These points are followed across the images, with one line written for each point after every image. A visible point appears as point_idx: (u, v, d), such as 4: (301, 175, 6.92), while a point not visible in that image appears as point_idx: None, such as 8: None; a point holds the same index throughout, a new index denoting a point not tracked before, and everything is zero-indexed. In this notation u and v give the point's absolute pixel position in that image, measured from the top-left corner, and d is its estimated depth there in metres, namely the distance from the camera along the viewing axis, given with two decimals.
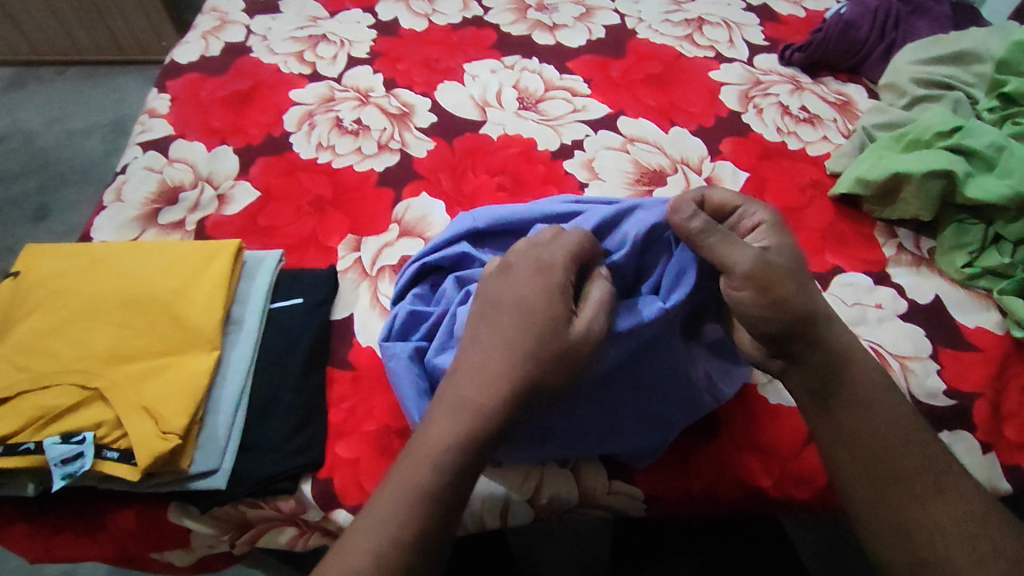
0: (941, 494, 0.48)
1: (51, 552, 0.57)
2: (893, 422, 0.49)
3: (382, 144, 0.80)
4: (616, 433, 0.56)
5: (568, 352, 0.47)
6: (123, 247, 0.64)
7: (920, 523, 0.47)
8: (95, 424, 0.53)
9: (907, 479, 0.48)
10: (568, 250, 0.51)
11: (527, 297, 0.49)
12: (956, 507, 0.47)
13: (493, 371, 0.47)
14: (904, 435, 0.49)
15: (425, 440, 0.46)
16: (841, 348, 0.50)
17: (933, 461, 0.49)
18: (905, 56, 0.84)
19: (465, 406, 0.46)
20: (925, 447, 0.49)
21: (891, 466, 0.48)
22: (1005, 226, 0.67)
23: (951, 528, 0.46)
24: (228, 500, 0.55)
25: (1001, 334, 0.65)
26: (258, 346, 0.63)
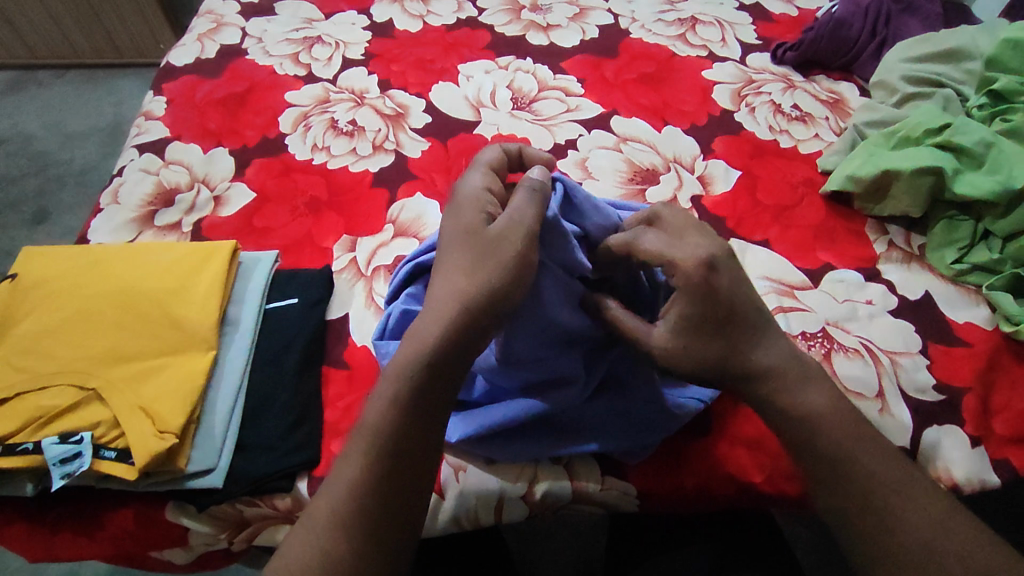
0: (890, 522, 0.47)
1: (52, 552, 0.57)
2: (841, 453, 0.49)
3: (377, 145, 0.81)
4: (607, 430, 0.57)
5: (499, 245, 0.50)
6: (121, 248, 0.65)
7: (891, 527, 0.46)
8: (93, 424, 0.54)
9: (849, 508, 0.48)
10: (485, 167, 0.57)
11: (458, 215, 0.54)
12: (907, 537, 0.46)
13: (442, 287, 0.51)
14: (850, 467, 0.48)
15: (392, 366, 0.50)
16: (783, 391, 0.50)
17: (884, 487, 0.48)
18: (895, 54, 0.85)
19: (417, 338, 0.49)
20: (879, 466, 0.48)
21: (832, 502, 0.48)
22: (993, 222, 0.68)
23: (895, 556, 0.46)
24: (224, 499, 0.56)
25: (990, 330, 0.65)
26: (254, 346, 0.63)
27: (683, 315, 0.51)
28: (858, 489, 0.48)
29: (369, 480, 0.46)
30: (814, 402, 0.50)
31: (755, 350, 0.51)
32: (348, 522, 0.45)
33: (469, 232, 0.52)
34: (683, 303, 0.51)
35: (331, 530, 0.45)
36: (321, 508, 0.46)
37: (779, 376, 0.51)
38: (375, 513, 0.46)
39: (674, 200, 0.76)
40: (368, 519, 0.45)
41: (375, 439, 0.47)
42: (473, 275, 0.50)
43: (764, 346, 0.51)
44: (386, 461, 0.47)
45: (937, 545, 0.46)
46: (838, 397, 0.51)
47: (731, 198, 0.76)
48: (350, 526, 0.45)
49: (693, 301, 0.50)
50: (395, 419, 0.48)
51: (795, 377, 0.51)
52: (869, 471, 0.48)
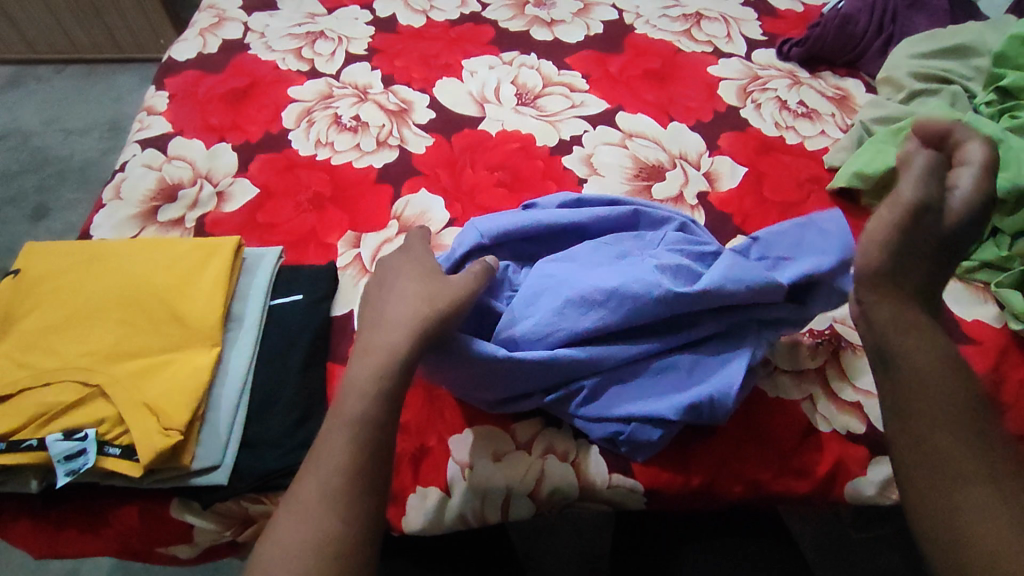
0: (994, 488, 0.43)
1: (54, 550, 0.57)
2: (965, 416, 0.46)
3: (381, 141, 0.80)
4: (642, 415, 0.56)
5: (394, 326, 0.52)
6: (124, 244, 0.64)
7: (967, 496, 0.43)
8: (97, 421, 0.54)
9: (959, 463, 0.44)
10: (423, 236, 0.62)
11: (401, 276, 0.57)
12: (999, 502, 0.42)
13: (394, 319, 0.53)
14: (960, 413, 0.46)
15: (352, 381, 0.51)
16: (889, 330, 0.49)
17: (1000, 463, 0.44)
18: (903, 50, 0.84)
19: (381, 348, 0.51)
20: (1001, 447, 0.45)
21: (944, 454, 0.45)
22: (1002, 219, 0.67)
23: (992, 514, 0.42)
24: (230, 495, 0.55)
25: (998, 328, 0.65)
26: (258, 342, 0.63)
27: (907, 195, 0.51)
28: (961, 443, 0.45)
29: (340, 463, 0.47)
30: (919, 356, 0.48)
31: (912, 307, 0.50)
32: (330, 503, 0.46)
33: (382, 324, 0.53)
34: (913, 183, 0.51)
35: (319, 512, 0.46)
36: (306, 494, 0.47)
37: (905, 318, 0.50)
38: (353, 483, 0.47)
39: (680, 196, 0.75)
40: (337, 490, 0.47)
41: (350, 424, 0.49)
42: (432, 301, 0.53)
43: (899, 309, 0.50)
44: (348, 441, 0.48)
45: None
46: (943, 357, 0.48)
47: (738, 195, 0.76)
48: (337, 498, 0.46)
49: (969, 210, 0.51)
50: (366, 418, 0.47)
51: (922, 335, 0.49)
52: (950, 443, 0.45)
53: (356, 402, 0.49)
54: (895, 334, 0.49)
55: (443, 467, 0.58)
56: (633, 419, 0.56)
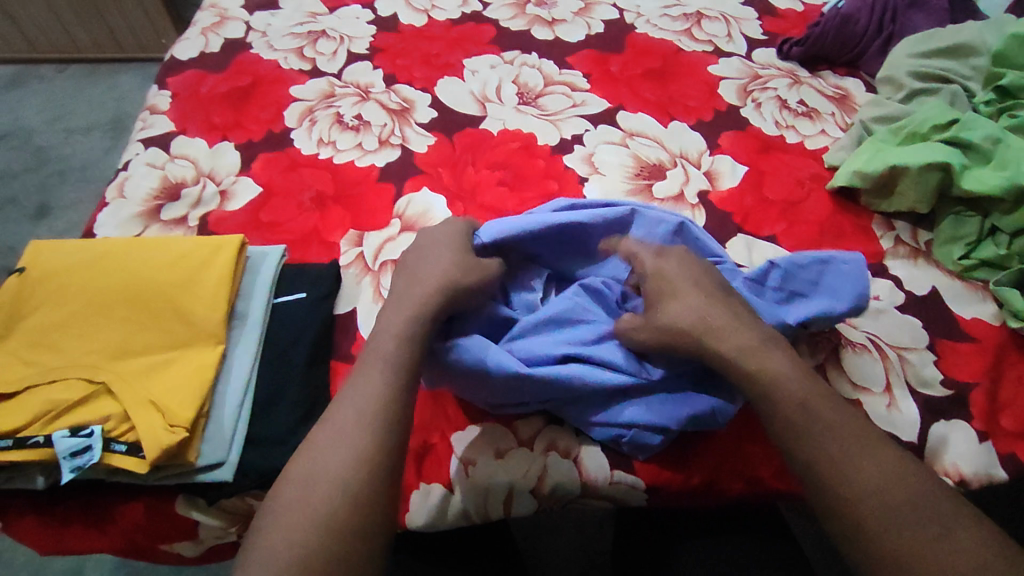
0: (848, 475, 0.47)
1: (60, 545, 0.57)
2: (801, 411, 0.50)
3: (383, 140, 0.80)
4: (645, 422, 0.56)
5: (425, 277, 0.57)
6: (129, 242, 0.65)
7: (846, 489, 0.47)
8: (102, 418, 0.54)
9: (814, 464, 0.48)
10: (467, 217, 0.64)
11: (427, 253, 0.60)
12: (856, 488, 0.46)
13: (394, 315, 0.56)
14: (822, 415, 0.50)
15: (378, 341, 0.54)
16: (733, 355, 0.53)
17: (835, 443, 0.48)
18: (902, 49, 0.85)
19: (386, 347, 0.53)
20: (840, 417, 0.50)
21: (801, 463, 0.49)
22: (1001, 218, 0.68)
23: (856, 503, 0.46)
24: (235, 492, 0.56)
25: (997, 326, 0.66)
26: (262, 340, 0.63)
27: (664, 271, 0.58)
28: (820, 443, 0.48)
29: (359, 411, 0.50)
30: (772, 367, 0.52)
31: (723, 320, 0.54)
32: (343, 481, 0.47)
33: (417, 280, 0.57)
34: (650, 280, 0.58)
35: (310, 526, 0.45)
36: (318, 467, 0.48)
37: (733, 338, 0.53)
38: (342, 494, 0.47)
39: (681, 195, 0.76)
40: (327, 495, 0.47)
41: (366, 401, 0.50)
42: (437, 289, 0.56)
43: (718, 335, 0.54)
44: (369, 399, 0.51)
45: (894, 494, 0.46)
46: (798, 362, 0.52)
47: (738, 194, 0.76)
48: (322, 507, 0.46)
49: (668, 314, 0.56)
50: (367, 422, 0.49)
51: (755, 343, 0.53)
52: (819, 446, 0.48)
53: (378, 368, 0.52)
54: (729, 363, 0.53)
55: (445, 464, 0.58)
56: (635, 425, 0.57)
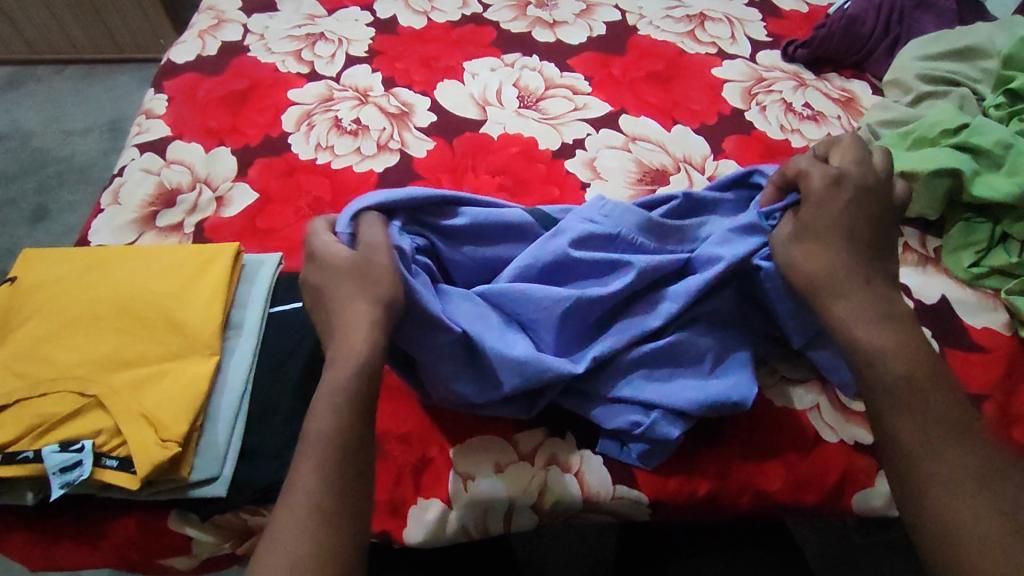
0: (945, 459, 0.45)
1: (51, 561, 0.56)
2: (902, 387, 0.48)
3: (382, 144, 0.79)
4: (666, 404, 0.55)
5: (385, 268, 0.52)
6: (123, 251, 0.64)
7: (935, 475, 0.45)
8: (93, 432, 0.53)
9: (913, 442, 0.46)
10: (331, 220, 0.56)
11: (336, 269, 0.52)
12: (952, 472, 0.45)
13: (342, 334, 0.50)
14: (921, 392, 0.48)
15: (339, 345, 0.50)
16: (847, 322, 0.52)
17: (936, 427, 0.46)
18: (911, 51, 0.83)
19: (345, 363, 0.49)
20: (936, 399, 0.47)
21: (897, 438, 0.47)
22: (1011, 225, 0.66)
23: (947, 486, 0.44)
24: (229, 507, 0.55)
25: (1008, 336, 0.64)
26: (257, 350, 0.62)
27: (802, 222, 0.56)
28: (914, 418, 0.47)
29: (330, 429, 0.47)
30: (875, 337, 0.50)
31: (851, 283, 0.53)
32: (315, 506, 0.44)
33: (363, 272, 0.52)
34: (807, 207, 0.56)
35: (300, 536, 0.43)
36: (303, 486, 0.45)
37: (853, 306, 0.52)
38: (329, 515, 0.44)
39: None
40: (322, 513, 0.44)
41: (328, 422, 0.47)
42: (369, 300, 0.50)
43: (840, 298, 0.53)
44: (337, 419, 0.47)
45: (987, 485, 0.44)
46: (906, 337, 0.50)
47: None
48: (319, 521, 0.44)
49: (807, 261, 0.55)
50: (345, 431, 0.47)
51: (874, 315, 0.51)
52: (915, 423, 0.47)
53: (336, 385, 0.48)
54: (838, 329, 0.52)
55: (444, 479, 0.57)
56: (657, 408, 0.55)
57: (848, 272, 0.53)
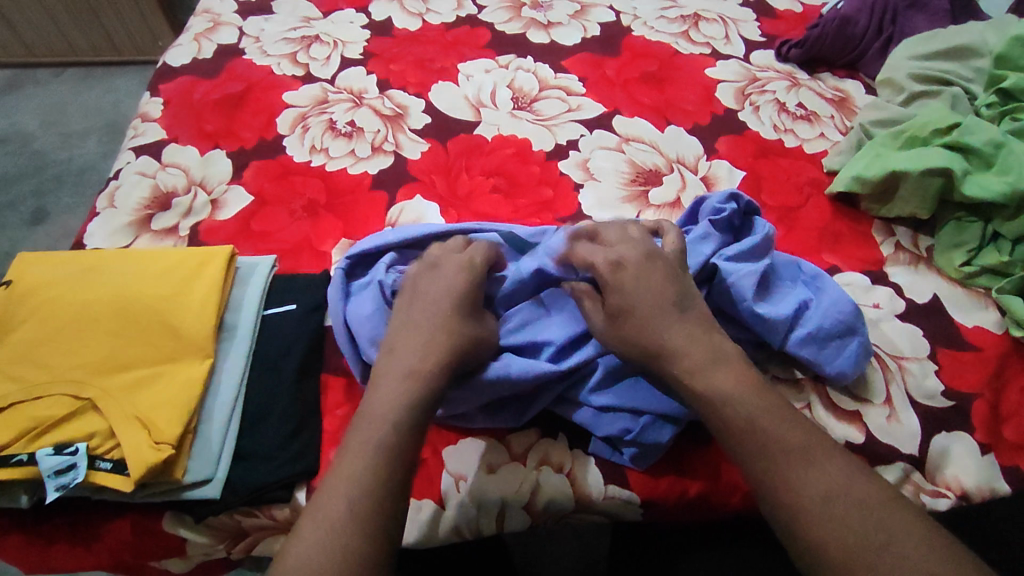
0: (801, 477, 0.46)
1: (47, 563, 0.56)
2: (750, 417, 0.49)
3: (376, 146, 0.79)
4: (656, 411, 0.56)
5: (471, 289, 0.58)
6: (117, 254, 0.64)
7: (796, 494, 0.46)
8: (88, 435, 0.53)
9: (762, 475, 0.48)
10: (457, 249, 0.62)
11: (452, 289, 0.58)
12: (810, 493, 0.46)
13: (407, 353, 0.54)
14: (768, 416, 0.49)
15: (400, 364, 0.53)
16: (684, 377, 0.52)
17: (781, 452, 0.48)
18: (903, 51, 0.83)
19: (416, 373, 0.53)
20: (778, 421, 0.49)
21: (752, 472, 0.48)
22: (1003, 224, 0.66)
23: (804, 510, 0.45)
24: (223, 509, 0.55)
25: (1000, 334, 0.64)
26: (251, 352, 0.62)
27: (615, 297, 0.55)
28: (762, 446, 0.48)
29: (384, 447, 0.49)
30: (719, 381, 0.51)
31: (671, 337, 0.53)
32: (363, 513, 0.46)
33: (444, 292, 0.57)
34: (608, 294, 0.55)
35: (342, 529, 0.45)
36: (348, 482, 0.47)
37: (685, 357, 0.52)
38: (377, 518, 0.46)
39: (677, 201, 0.75)
40: (373, 517, 0.46)
41: (383, 437, 0.49)
42: (451, 333, 0.55)
43: (674, 354, 0.52)
44: (389, 437, 0.49)
45: (841, 503, 0.45)
46: (739, 368, 0.52)
47: None
48: (361, 524, 0.45)
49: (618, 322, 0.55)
50: (394, 429, 0.50)
51: (701, 360, 0.52)
52: (773, 442, 0.48)
53: (399, 390, 0.52)
54: (679, 384, 0.52)
55: (436, 479, 0.57)
56: (647, 413, 0.56)
57: (664, 323, 0.53)
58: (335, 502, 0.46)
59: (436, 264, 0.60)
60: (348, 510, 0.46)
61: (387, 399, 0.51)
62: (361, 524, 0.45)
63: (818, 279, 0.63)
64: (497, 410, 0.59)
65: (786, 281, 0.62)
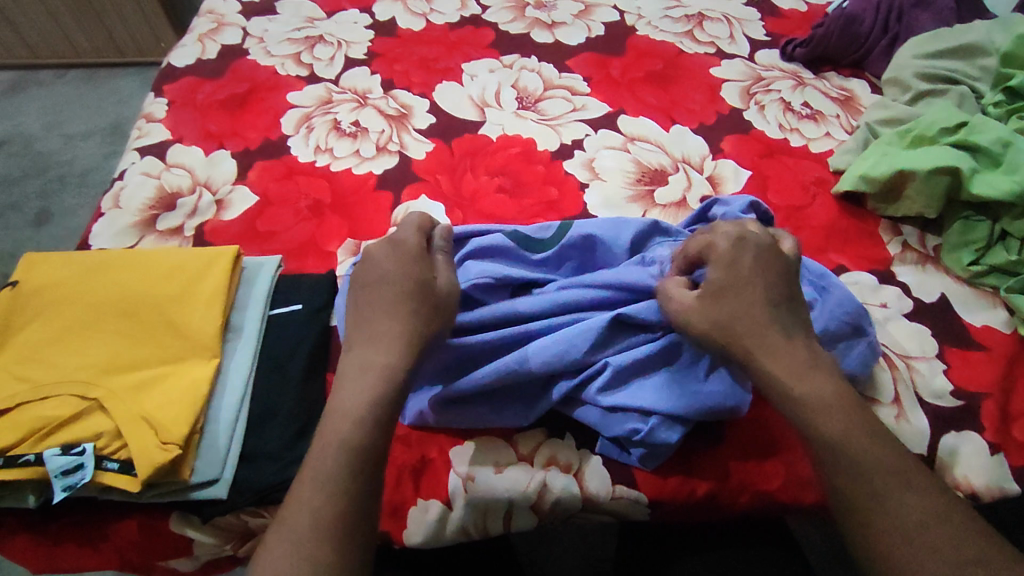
0: (894, 502, 0.46)
1: (54, 563, 0.56)
2: (847, 436, 0.48)
3: (381, 147, 0.79)
4: (664, 410, 0.55)
5: (403, 270, 0.56)
6: (123, 254, 0.64)
7: (889, 520, 0.45)
8: (95, 435, 0.53)
9: (855, 492, 0.47)
10: (415, 226, 0.60)
11: (390, 275, 0.56)
12: (909, 519, 0.45)
13: (365, 349, 0.53)
14: (868, 438, 0.48)
15: (361, 357, 0.53)
16: (779, 377, 0.51)
17: (881, 476, 0.47)
18: (908, 50, 0.83)
19: (379, 368, 0.52)
20: (878, 444, 0.48)
21: (840, 490, 0.47)
22: (1011, 223, 0.66)
23: (897, 531, 0.45)
24: (229, 509, 0.55)
25: (1008, 334, 0.64)
26: (257, 352, 0.62)
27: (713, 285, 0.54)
28: (862, 467, 0.47)
29: (355, 447, 0.49)
30: (811, 390, 0.50)
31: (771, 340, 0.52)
32: (326, 523, 0.46)
33: (382, 280, 0.56)
34: (718, 269, 0.55)
35: (315, 535, 0.45)
36: (318, 485, 0.47)
37: (782, 359, 0.51)
38: (349, 520, 0.46)
39: (683, 201, 0.75)
40: (346, 520, 0.46)
41: (348, 436, 0.49)
42: (399, 317, 0.54)
43: (769, 351, 0.51)
44: (353, 434, 0.49)
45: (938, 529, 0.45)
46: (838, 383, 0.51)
47: None
48: (331, 529, 0.46)
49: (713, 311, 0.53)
50: (365, 426, 0.49)
51: (797, 366, 0.51)
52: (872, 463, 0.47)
53: (365, 383, 0.51)
54: (770, 381, 0.51)
55: (444, 479, 0.57)
56: (655, 413, 0.55)
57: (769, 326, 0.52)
58: (299, 514, 0.46)
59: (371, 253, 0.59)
60: (326, 512, 0.46)
61: (355, 397, 0.51)
62: (332, 530, 0.45)
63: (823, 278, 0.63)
64: (500, 410, 0.58)
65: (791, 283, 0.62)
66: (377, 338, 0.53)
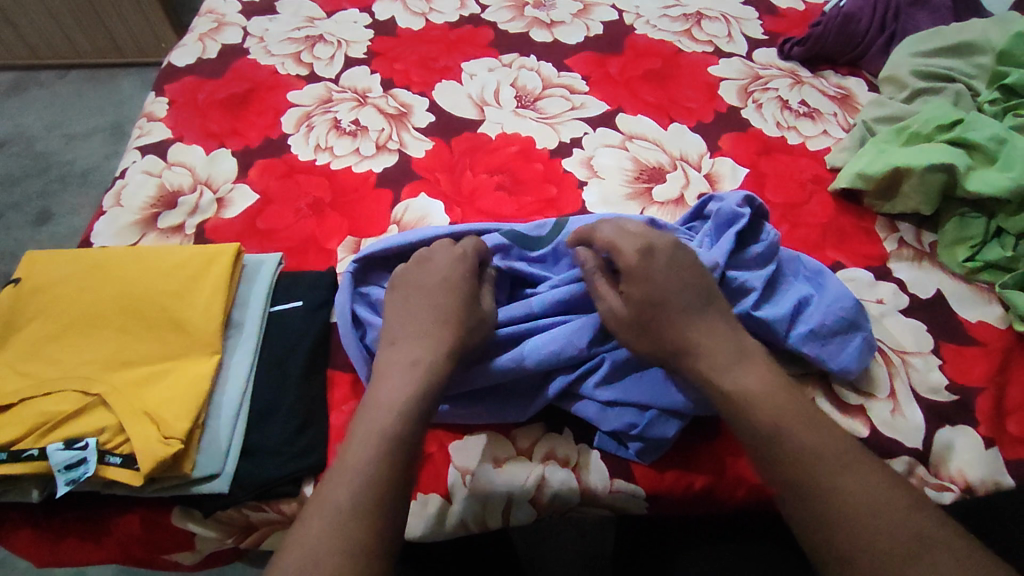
0: (828, 486, 0.46)
1: (58, 557, 0.57)
2: (778, 425, 0.49)
3: (381, 145, 0.80)
4: (662, 406, 0.56)
5: (462, 279, 0.57)
6: (124, 252, 0.65)
7: (823, 503, 0.46)
8: (97, 430, 0.53)
9: (791, 479, 0.47)
10: (476, 244, 0.61)
11: (445, 279, 0.57)
12: (841, 502, 0.45)
13: (408, 347, 0.54)
14: (803, 425, 0.49)
15: (401, 355, 0.54)
16: (709, 375, 0.52)
17: (814, 462, 0.47)
18: (905, 48, 0.84)
19: (422, 363, 0.53)
20: (813, 431, 0.48)
21: (776, 477, 0.48)
22: (1007, 219, 0.67)
23: (841, 520, 0.45)
24: (231, 503, 0.55)
25: (1003, 329, 0.65)
26: (258, 348, 0.63)
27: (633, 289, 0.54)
28: (793, 454, 0.47)
29: (390, 436, 0.49)
30: (743, 382, 0.51)
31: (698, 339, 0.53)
32: (364, 505, 0.46)
33: (438, 284, 0.57)
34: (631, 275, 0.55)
35: (353, 519, 0.45)
36: (358, 470, 0.47)
37: (711, 357, 0.52)
38: (388, 502, 0.47)
39: (681, 198, 0.75)
40: (384, 506, 0.46)
41: (388, 428, 0.49)
42: (452, 324, 0.55)
43: (698, 347, 0.52)
44: (394, 426, 0.49)
45: (883, 514, 0.45)
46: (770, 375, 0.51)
47: None
48: (368, 512, 0.46)
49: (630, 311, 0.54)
50: (405, 419, 0.50)
51: (727, 360, 0.52)
52: (802, 448, 0.48)
53: (404, 379, 0.52)
54: (705, 382, 0.52)
55: (443, 474, 0.57)
56: (654, 408, 0.56)
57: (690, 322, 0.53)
58: (339, 496, 0.46)
59: (426, 256, 0.60)
60: (364, 496, 0.46)
61: (395, 388, 0.51)
62: (370, 512, 0.46)
63: (821, 275, 0.64)
64: (499, 406, 0.59)
65: (788, 276, 0.63)
66: (421, 337, 0.54)
